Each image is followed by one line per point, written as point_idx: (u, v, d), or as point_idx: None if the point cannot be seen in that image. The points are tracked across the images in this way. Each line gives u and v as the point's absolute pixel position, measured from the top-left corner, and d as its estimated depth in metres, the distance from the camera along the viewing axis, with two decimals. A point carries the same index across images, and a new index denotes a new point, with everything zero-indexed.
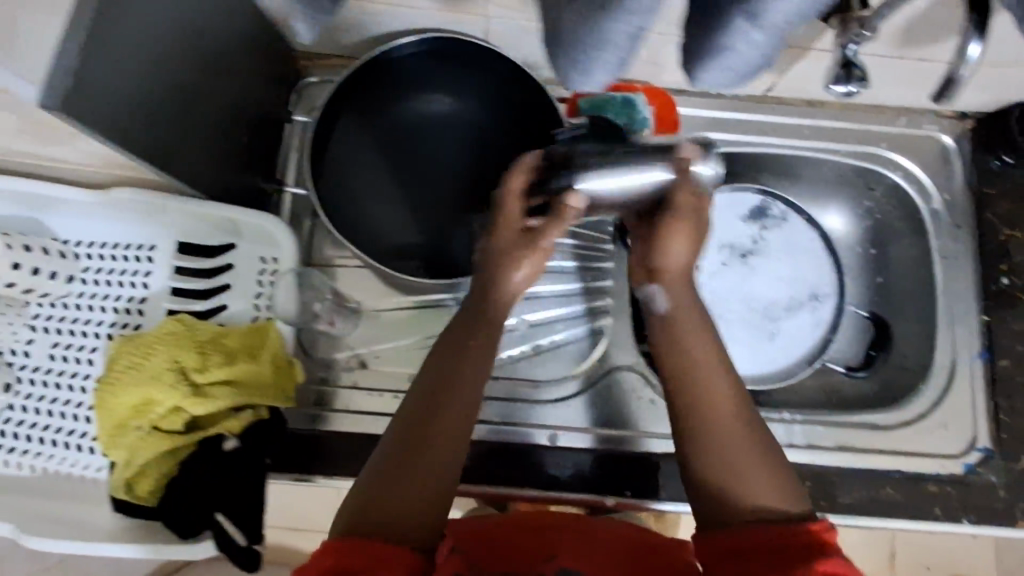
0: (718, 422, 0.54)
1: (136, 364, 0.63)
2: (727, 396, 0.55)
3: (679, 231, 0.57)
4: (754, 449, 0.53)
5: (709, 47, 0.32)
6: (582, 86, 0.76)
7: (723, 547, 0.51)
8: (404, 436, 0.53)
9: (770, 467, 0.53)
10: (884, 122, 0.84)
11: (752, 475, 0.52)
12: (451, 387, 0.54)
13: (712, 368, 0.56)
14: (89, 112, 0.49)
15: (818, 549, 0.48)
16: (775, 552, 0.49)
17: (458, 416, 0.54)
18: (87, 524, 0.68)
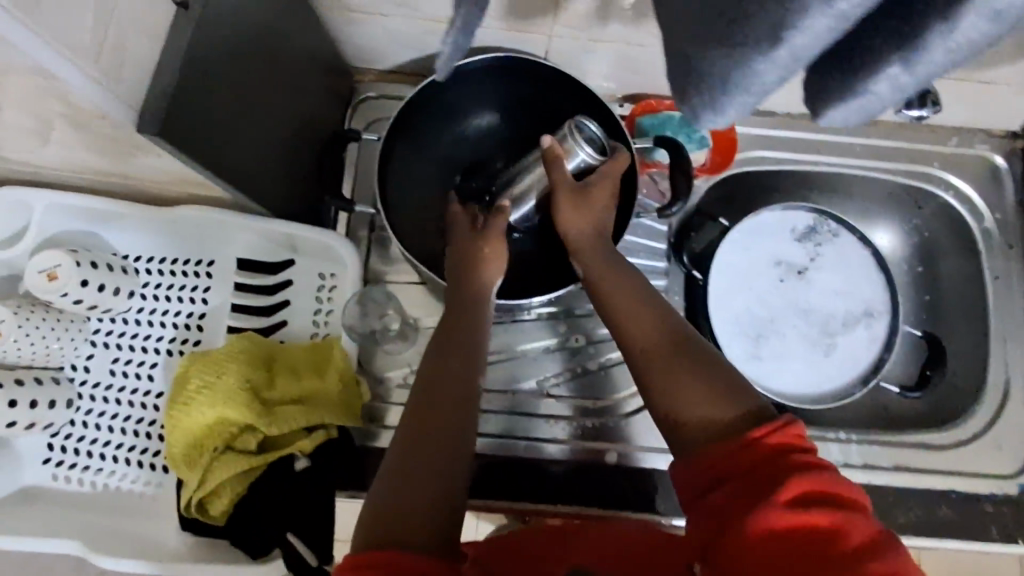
0: (653, 346, 0.54)
1: (209, 384, 0.63)
2: (650, 319, 0.56)
3: (572, 212, 0.63)
4: (692, 358, 0.52)
5: (843, 90, 0.31)
6: (643, 105, 0.79)
7: (695, 479, 0.47)
8: (411, 437, 0.51)
9: (716, 374, 0.51)
10: (936, 142, 0.85)
11: (694, 388, 0.50)
12: (440, 371, 0.56)
13: (630, 303, 0.58)
14: (184, 139, 0.50)
15: (789, 456, 0.44)
16: (750, 476, 0.44)
17: (452, 396, 0.54)
18: (151, 540, 0.68)
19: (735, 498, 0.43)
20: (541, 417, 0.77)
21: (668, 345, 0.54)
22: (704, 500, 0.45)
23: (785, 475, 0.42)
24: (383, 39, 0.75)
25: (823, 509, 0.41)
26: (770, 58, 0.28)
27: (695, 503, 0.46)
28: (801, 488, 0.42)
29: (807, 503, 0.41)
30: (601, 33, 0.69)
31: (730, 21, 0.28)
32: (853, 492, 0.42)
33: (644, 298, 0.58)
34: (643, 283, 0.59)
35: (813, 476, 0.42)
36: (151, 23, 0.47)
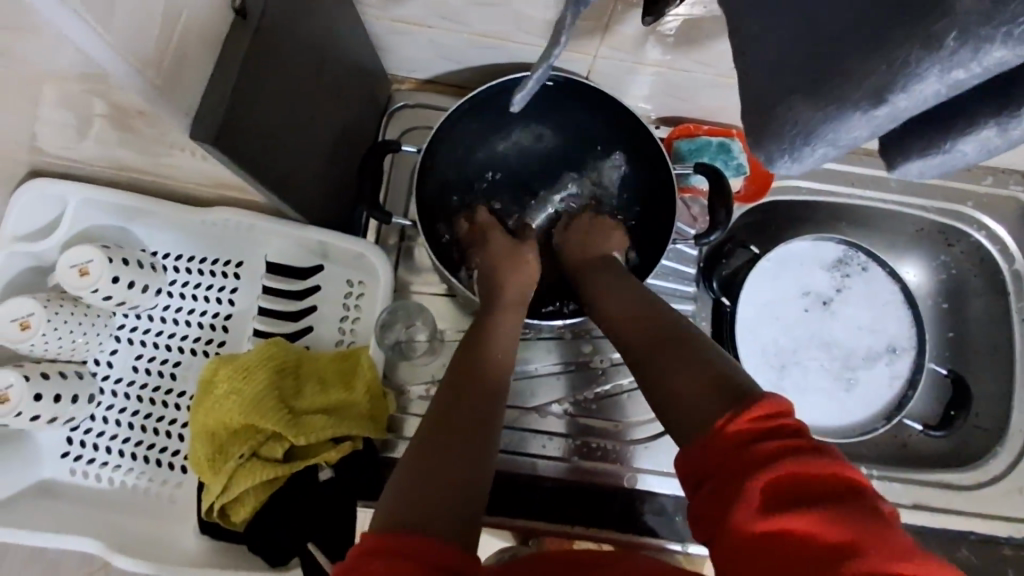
0: (651, 343, 0.54)
1: (237, 387, 0.62)
2: (649, 320, 0.57)
3: (584, 238, 0.71)
4: (687, 349, 0.52)
5: (927, 145, 0.31)
6: (680, 129, 0.79)
7: (689, 475, 0.44)
8: (432, 423, 0.49)
9: (709, 363, 0.50)
10: (969, 181, 0.85)
11: (686, 376, 0.49)
12: (471, 375, 0.54)
13: (632, 308, 0.59)
14: (232, 144, 0.50)
15: (763, 442, 0.40)
16: (728, 471, 0.41)
17: (467, 380, 0.53)
18: (168, 541, 0.67)
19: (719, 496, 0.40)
20: (563, 437, 0.77)
21: (664, 341, 0.54)
22: (697, 499, 0.42)
23: (760, 466, 0.39)
24: (425, 50, 0.75)
25: (809, 500, 0.37)
26: (868, 116, 0.27)
27: (692, 507, 0.43)
28: (779, 479, 0.38)
29: (790, 495, 0.37)
30: (645, 56, 0.69)
31: (828, 77, 0.28)
32: (844, 472, 0.38)
33: (647, 304, 0.59)
34: (647, 293, 0.61)
35: (790, 468, 0.38)
36: (210, 29, 0.47)
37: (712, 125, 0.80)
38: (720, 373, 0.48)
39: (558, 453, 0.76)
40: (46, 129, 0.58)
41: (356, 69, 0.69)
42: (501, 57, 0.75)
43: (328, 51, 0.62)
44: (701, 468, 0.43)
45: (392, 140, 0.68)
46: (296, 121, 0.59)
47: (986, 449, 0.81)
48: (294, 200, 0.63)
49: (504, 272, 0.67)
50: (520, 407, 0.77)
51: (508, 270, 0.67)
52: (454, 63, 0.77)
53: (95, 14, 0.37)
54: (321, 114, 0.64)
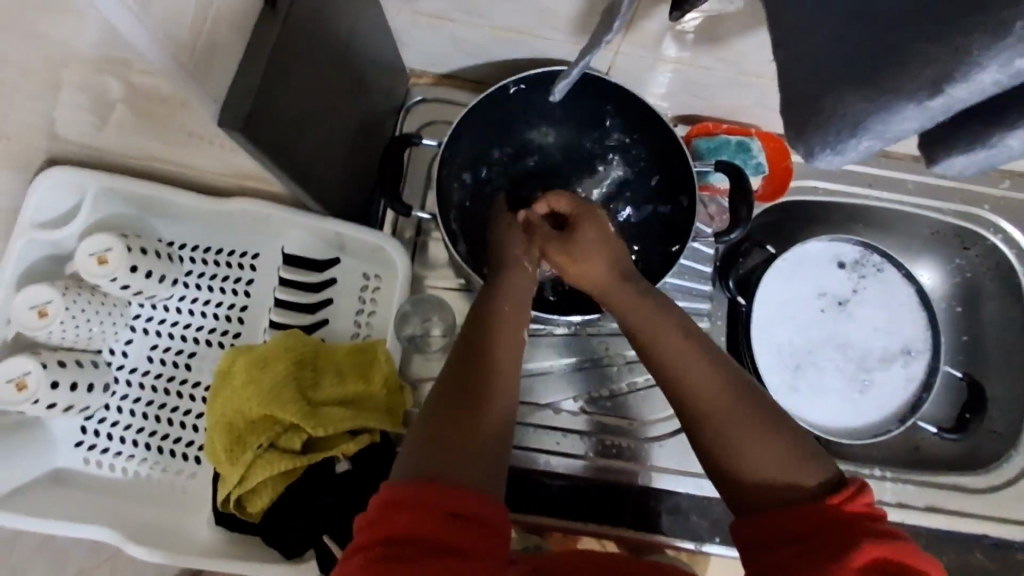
0: (716, 400, 0.48)
1: (254, 377, 0.62)
2: (708, 368, 0.50)
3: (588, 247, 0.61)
4: (761, 415, 0.47)
5: (973, 140, 0.31)
6: (698, 127, 0.79)
7: (759, 535, 0.44)
8: (438, 418, 0.46)
9: (790, 437, 0.47)
10: (985, 184, 0.85)
11: (766, 449, 0.46)
12: (488, 340, 0.53)
13: (681, 349, 0.52)
14: (259, 131, 0.49)
15: (860, 524, 0.42)
16: (819, 540, 0.42)
17: (479, 388, 0.49)
18: (182, 532, 0.67)
19: (803, 560, 0.41)
20: (577, 435, 0.76)
21: (732, 401, 0.48)
22: (766, 558, 0.43)
23: (855, 542, 0.40)
24: (445, 44, 0.75)
25: None
26: (920, 108, 0.28)
27: (754, 561, 0.44)
28: (871, 560, 0.40)
29: (876, 574, 0.39)
30: (667, 53, 0.69)
31: (879, 68, 0.28)
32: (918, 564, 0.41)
33: (700, 346, 0.52)
34: (697, 329, 0.54)
35: (880, 549, 0.40)
36: (240, 16, 0.47)
37: (731, 123, 0.80)
38: (786, 439, 0.47)
39: (574, 450, 0.76)
40: (69, 114, 0.57)
41: (377, 62, 0.69)
42: (521, 52, 0.75)
43: (352, 43, 0.62)
44: (782, 532, 0.43)
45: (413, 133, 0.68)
46: (319, 110, 0.59)
47: (999, 453, 0.80)
48: (315, 190, 0.63)
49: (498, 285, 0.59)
50: (533, 403, 0.77)
51: (514, 282, 0.60)
52: (474, 57, 0.76)
53: None
54: (343, 105, 0.64)
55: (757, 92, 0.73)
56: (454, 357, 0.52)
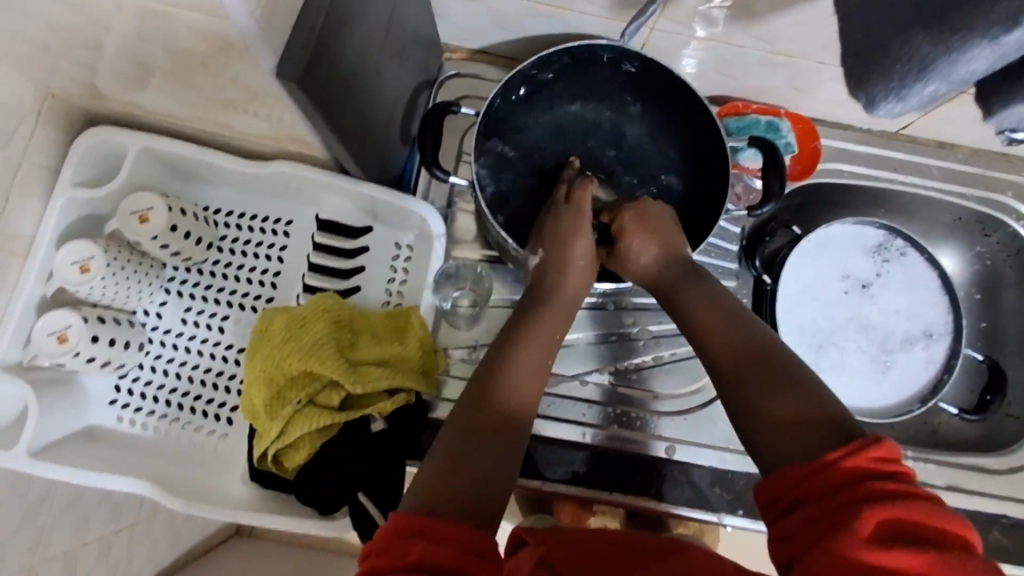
0: (748, 361, 0.54)
1: (294, 335, 0.63)
2: (744, 338, 0.56)
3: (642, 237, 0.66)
4: (788, 372, 0.52)
5: None
6: (729, 105, 0.79)
7: (777, 498, 0.46)
8: (467, 420, 0.52)
9: (814, 391, 0.50)
10: (1010, 172, 0.85)
11: (790, 400, 0.50)
12: (516, 347, 0.57)
13: (721, 322, 0.58)
14: (315, 85, 0.50)
15: (867, 482, 0.41)
16: (825, 503, 0.42)
17: (511, 394, 0.54)
18: (214, 488, 0.68)
19: (812, 523, 0.41)
20: (601, 406, 0.77)
21: (763, 361, 0.54)
22: (785, 520, 0.44)
23: (859, 503, 0.40)
24: (481, 18, 0.75)
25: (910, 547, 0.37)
26: (994, 44, 0.28)
27: (777, 523, 0.45)
28: (879, 520, 0.39)
29: (887, 537, 0.38)
30: (702, 30, 0.70)
31: (953, 8, 0.28)
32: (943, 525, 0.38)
33: (736, 317, 0.58)
34: (732, 302, 0.60)
35: (889, 507, 0.39)
36: None
37: (761, 103, 0.81)
38: (811, 406, 0.49)
39: (597, 421, 0.77)
40: (117, 70, 0.58)
41: (416, 31, 0.70)
42: (555, 27, 0.76)
43: (395, 10, 0.63)
44: (797, 494, 0.44)
45: (450, 101, 0.68)
46: (364, 73, 0.60)
47: (1016, 436, 0.81)
48: (353, 154, 0.64)
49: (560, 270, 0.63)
50: (560, 374, 0.78)
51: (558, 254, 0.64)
52: (508, 32, 0.77)
53: None
54: (384, 72, 0.65)
55: (789, 73, 0.74)
56: (494, 362, 0.57)
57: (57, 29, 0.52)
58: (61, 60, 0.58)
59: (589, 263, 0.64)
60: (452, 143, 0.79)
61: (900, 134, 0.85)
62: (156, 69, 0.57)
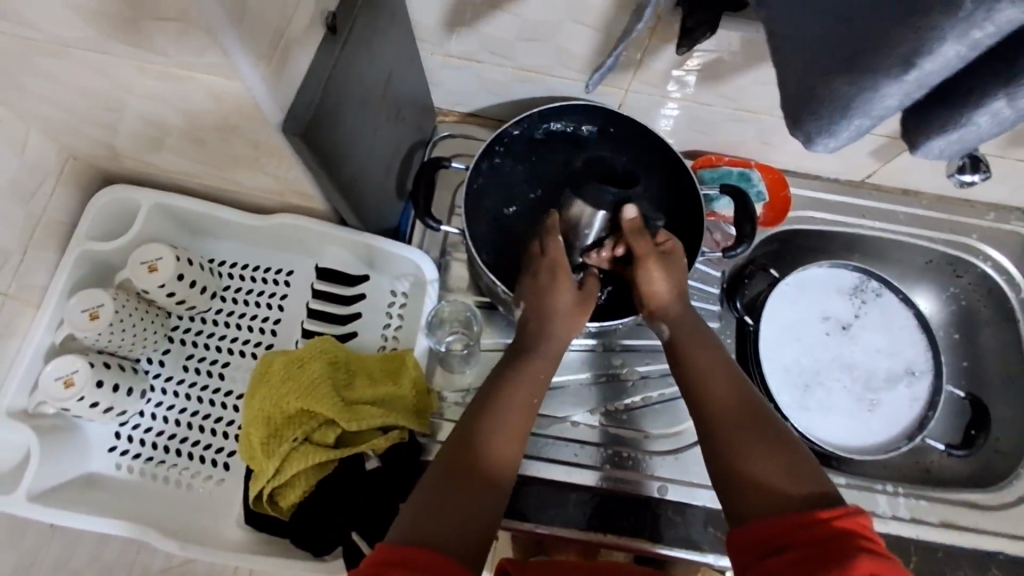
0: (733, 411, 0.57)
1: (292, 375, 0.66)
2: (736, 391, 0.58)
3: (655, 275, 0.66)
4: (770, 431, 0.55)
5: (946, 123, 0.37)
6: (702, 159, 0.86)
7: (753, 545, 0.48)
8: (457, 461, 0.54)
9: (793, 454, 0.53)
10: (974, 216, 0.90)
11: (770, 459, 0.52)
12: (510, 398, 0.59)
13: (713, 368, 0.60)
14: (318, 140, 0.56)
15: (851, 539, 0.44)
16: (809, 551, 0.45)
17: (496, 440, 0.56)
18: (208, 532, 0.68)
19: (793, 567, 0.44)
20: (601, 448, 0.78)
21: (749, 416, 0.56)
22: (762, 564, 0.47)
23: (846, 555, 0.43)
24: (471, 84, 0.82)
25: None
26: (898, 81, 0.32)
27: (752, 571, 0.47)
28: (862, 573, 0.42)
29: None
30: (675, 91, 0.76)
31: (862, 54, 0.33)
32: None
33: (728, 368, 0.61)
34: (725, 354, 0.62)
35: (871, 563, 0.42)
36: (307, 40, 0.54)
37: (734, 156, 0.87)
38: (792, 464, 0.52)
39: (591, 461, 0.77)
40: (137, 131, 0.63)
41: (411, 96, 0.77)
42: (539, 91, 0.82)
43: (391, 77, 0.69)
44: (776, 541, 0.47)
45: (442, 157, 0.74)
46: (363, 131, 0.66)
47: (1008, 472, 0.82)
48: (352, 204, 0.68)
49: (538, 314, 0.65)
50: (552, 416, 0.80)
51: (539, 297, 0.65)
52: (496, 95, 0.84)
53: (240, 18, 0.44)
54: (381, 132, 0.70)
55: (755, 128, 0.81)
56: (479, 405, 0.59)
57: (88, 94, 0.58)
58: (87, 123, 0.64)
59: (573, 311, 0.66)
60: (446, 198, 0.84)
61: (866, 182, 0.90)
62: (174, 130, 0.62)
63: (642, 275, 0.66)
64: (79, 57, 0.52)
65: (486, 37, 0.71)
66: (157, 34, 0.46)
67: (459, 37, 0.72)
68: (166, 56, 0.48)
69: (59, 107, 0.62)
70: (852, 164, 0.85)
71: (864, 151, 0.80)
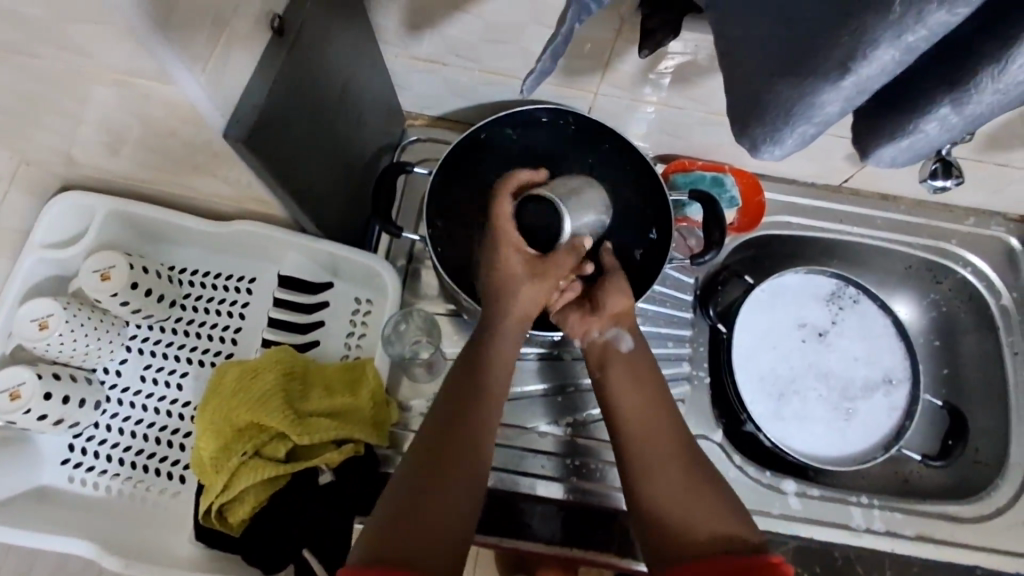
0: (664, 456, 0.58)
1: (244, 386, 0.64)
2: (670, 434, 0.59)
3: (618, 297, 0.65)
4: (695, 482, 0.56)
5: (895, 130, 0.35)
6: (675, 163, 0.84)
7: None
8: (426, 461, 0.52)
9: (723, 507, 0.54)
10: (954, 220, 0.87)
11: (696, 508, 0.54)
12: (473, 411, 0.56)
13: (646, 405, 0.61)
14: (263, 146, 0.54)
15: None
16: None
17: (469, 443, 0.54)
18: (159, 549, 0.66)
19: None
20: (563, 458, 0.76)
21: (682, 462, 0.57)
22: None
23: None
24: (438, 87, 0.80)
25: None
26: (836, 86, 0.31)
27: None
28: None
29: None
30: (645, 94, 0.74)
31: (799, 59, 0.32)
32: None
33: (665, 405, 0.61)
34: (665, 390, 0.63)
35: None
36: (251, 44, 0.52)
37: (707, 160, 0.86)
38: (725, 508, 0.54)
39: (556, 474, 0.75)
40: (86, 137, 0.62)
41: (375, 100, 0.75)
42: (507, 94, 0.80)
43: (350, 80, 0.67)
44: None
45: (405, 162, 0.72)
46: (319, 136, 0.64)
47: (987, 483, 0.80)
48: (309, 211, 0.67)
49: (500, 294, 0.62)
50: (519, 426, 0.78)
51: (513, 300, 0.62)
52: (463, 98, 0.82)
53: (167, 20, 0.42)
54: (341, 136, 0.69)
55: (728, 133, 0.79)
56: (444, 415, 0.56)
57: (29, 99, 0.56)
58: (35, 128, 0.62)
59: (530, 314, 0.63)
60: (413, 203, 0.83)
61: (843, 187, 0.88)
62: (122, 135, 0.60)
63: (610, 283, 0.66)
64: (11, 61, 0.50)
65: (449, 38, 0.70)
66: (81, 36, 0.44)
67: (422, 39, 0.71)
68: (101, 60, 0.47)
69: (6, 113, 0.60)
70: (828, 169, 0.83)
71: (838, 156, 0.79)
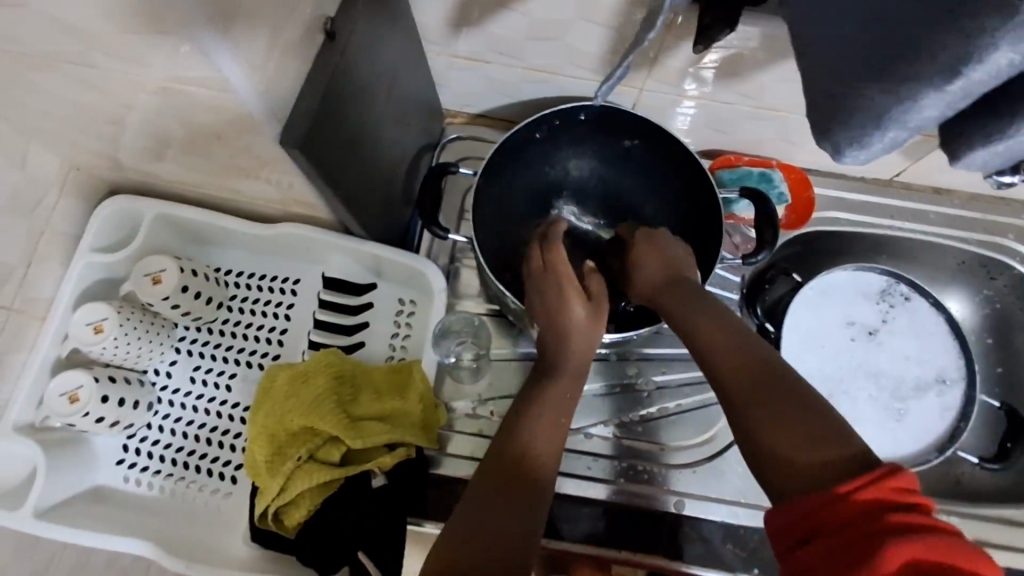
0: (748, 386, 0.52)
1: (297, 390, 0.65)
2: (751, 365, 0.53)
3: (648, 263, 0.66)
4: (785, 393, 0.50)
5: (992, 133, 0.33)
6: (720, 158, 0.82)
7: (789, 528, 0.43)
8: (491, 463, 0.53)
9: (818, 413, 0.48)
10: (1011, 214, 0.85)
11: (790, 433, 0.48)
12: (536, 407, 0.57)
13: (723, 342, 0.56)
14: (316, 150, 0.53)
15: (885, 516, 0.38)
16: (843, 537, 0.39)
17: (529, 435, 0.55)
18: (213, 550, 0.68)
19: (834, 553, 0.39)
20: (619, 461, 0.75)
21: (773, 394, 0.51)
22: (799, 554, 0.41)
23: (880, 537, 0.37)
24: (480, 84, 0.79)
25: None
26: (940, 90, 0.29)
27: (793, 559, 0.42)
28: (904, 558, 0.36)
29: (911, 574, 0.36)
30: (691, 88, 0.72)
31: (896, 60, 0.30)
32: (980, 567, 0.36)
33: (740, 338, 0.56)
34: (737, 327, 0.57)
35: (917, 544, 0.36)
36: (303, 47, 0.51)
37: (752, 155, 0.84)
38: (818, 430, 0.47)
39: (607, 475, 0.74)
40: (136, 144, 0.62)
41: (417, 99, 0.74)
42: (550, 90, 0.79)
43: (395, 81, 0.67)
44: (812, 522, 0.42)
45: (450, 162, 0.71)
46: (367, 137, 0.64)
47: None
48: (358, 215, 0.66)
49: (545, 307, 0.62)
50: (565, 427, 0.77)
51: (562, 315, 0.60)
52: (505, 95, 0.81)
53: (225, 26, 0.42)
54: (385, 137, 0.68)
55: (778, 127, 0.77)
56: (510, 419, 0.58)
57: (84, 108, 0.57)
58: (86, 135, 0.63)
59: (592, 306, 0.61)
60: (455, 203, 0.82)
61: (896, 181, 0.85)
62: (172, 142, 0.61)
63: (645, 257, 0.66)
64: (68, 71, 0.51)
65: (492, 36, 0.68)
66: (139, 46, 0.44)
67: (466, 37, 0.70)
68: (159, 68, 0.47)
69: (59, 121, 0.61)
70: (880, 163, 0.80)
71: None
